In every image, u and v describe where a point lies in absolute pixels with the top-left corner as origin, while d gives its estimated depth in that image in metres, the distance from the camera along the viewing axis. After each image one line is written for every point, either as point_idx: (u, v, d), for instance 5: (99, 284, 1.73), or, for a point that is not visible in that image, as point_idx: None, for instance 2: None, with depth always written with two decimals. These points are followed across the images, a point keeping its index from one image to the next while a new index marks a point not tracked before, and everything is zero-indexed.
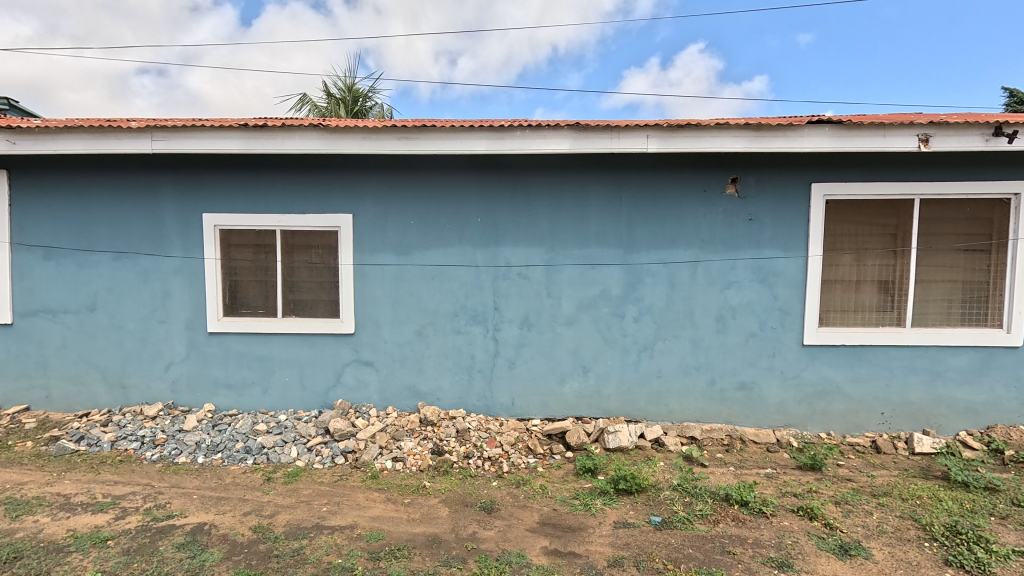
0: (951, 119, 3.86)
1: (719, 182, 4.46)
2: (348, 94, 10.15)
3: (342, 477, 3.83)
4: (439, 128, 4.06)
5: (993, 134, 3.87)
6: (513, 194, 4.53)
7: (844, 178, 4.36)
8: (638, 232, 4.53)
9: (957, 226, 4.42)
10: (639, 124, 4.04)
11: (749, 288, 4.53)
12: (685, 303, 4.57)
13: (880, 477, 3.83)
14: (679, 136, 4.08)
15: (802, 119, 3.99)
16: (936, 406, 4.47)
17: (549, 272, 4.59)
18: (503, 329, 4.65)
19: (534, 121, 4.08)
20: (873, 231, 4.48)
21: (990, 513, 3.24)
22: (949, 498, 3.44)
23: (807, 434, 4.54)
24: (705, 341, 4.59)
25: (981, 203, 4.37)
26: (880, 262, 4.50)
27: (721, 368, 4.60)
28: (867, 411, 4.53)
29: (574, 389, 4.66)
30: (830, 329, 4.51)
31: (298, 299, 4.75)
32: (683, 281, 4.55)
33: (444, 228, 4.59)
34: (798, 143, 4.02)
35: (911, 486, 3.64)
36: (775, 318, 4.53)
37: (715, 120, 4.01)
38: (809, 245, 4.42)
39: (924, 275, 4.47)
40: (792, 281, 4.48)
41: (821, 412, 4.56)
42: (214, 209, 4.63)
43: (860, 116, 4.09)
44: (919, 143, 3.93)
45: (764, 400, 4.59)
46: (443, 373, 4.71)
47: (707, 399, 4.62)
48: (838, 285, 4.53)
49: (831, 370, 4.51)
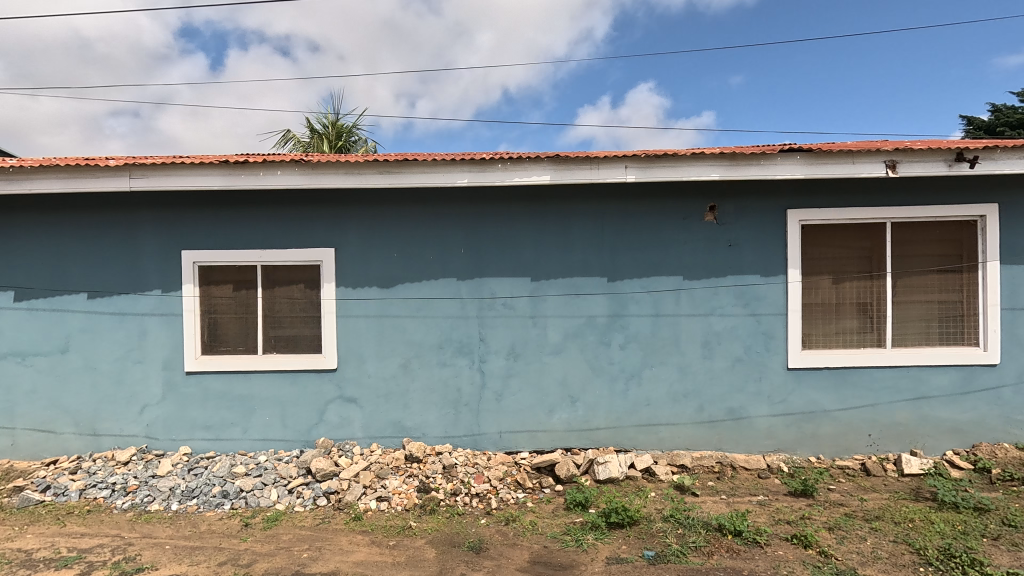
0: (915, 146, 4.03)
1: (697, 210, 4.55)
2: (332, 130, 10.28)
3: (324, 520, 3.69)
4: (421, 161, 4.11)
5: (955, 160, 4.04)
6: (496, 225, 4.56)
7: (817, 204, 4.49)
8: (621, 259, 4.56)
9: (930, 247, 4.54)
10: (617, 156, 4.13)
11: (733, 313, 4.57)
12: (671, 329, 4.58)
13: (872, 500, 3.81)
14: (658, 166, 4.16)
15: (774, 148, 4.12)
16: (921, 426, 4.50)
17: (533, 301, 4.59)
18: (490, 360, 4.60)
19: (515, 154, 4.14)
20: (848, 254, 4.57)
21: (982, 535, 3.22)
22: (941, 520, 3.42)
23: (797, 458, 4.52)
24: (691, 367, 4.59)
25: (949, 224, 4.52)
26: (858, 284, 4.58)
27: (709, 394, 4.59)
28: (855, 434, 4.53)
29: (563, 420, 4.60)
30: (813, 352, 4.54)
31: (280, 334, 4.64)
32: (667, 308, 4.58)
33: (429, 260, 4.58)
34: (772, 171, 4.13)
35: (903, 509, 3.61)
36: (760, 343, 4.56)
37: (691, 150, 4.12)
38: (788, 269, 4.50)
39: (900, 295, 4.56)
40: (774, 306, 4.54)
41: (810, 436, 4.55)
42: (194, 245, 4.58)
43: (829, 144, 4.24)
44: (887, 169, 4.08)
45: (753, 426, 4.57)
46: (429, 407, 4.62)
47: (696, 426, 4.59)
48: (819, 309, 4.58)
49: (817, 394, 4.53)
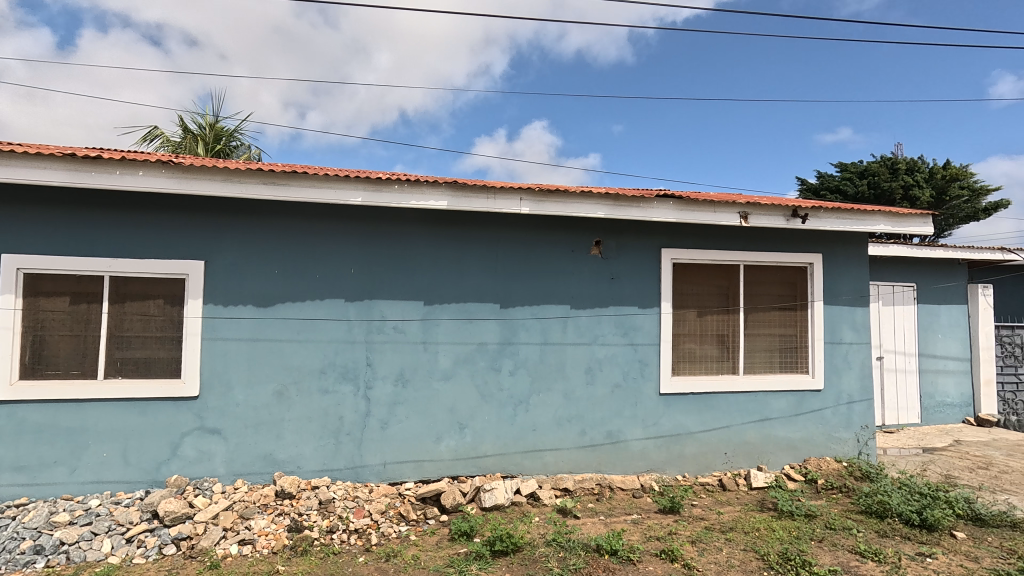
0: (761, 201, 4.71)
1: (585, 244, 4.85)
2: (209, 132, 9.40)
3: (171, 572, 3.22)
4: (312, 176, 3.91)
5: (791, 215, 4.80)
6: (389, 247, 4.45)
7: (686, 245, 5.02)
8: (513, 287, 4.69)
9: (772, 287, 5.28)
10: (513, 188, 4.28)
11: (613, 342, 4.88)
12: (557, 356, 4.77)
13: (726, 513, 4.23)
14: (550, 201, 4.39)
15: (651, 193, 4.56)
16: (766, 444, 5.13)
17: (424, 326, 4.51)
18: (376, 387, 4.41)
19: (412, 177, 4.11)
20: (710, 290, 5.15)
21: (811, 538, 3.73)
22: (780, 528, 3.90)
23: (666, 477, 4.90)
24: (575, 393, 4.80)
25: (787, 269, 5.31)
26: (718, 317, 5.17)
27: (590, 419, 4.82)
28: (714, 452, 5.03)
29: (450, 448, 4.53)
30: (681, 378, 5.00)
31: (127, 357, 4.03)
32: (555, 335, 4.77)
33: (314, 279, 4.32)
34: (649, 213, 4.56)
35: (751, 519, 4.06)
36: (636, 370, 4.92)
37: (580, 189, 4.41)
38: (661, 302, 4.95)
39: (750, 328, 5.22)
40: (649, 335, 4.94)
41: (677, 455, 4.96)
42: (19, 249, 3.86)
43: (695, 194, 4.80)
44: (741, 219, 4.71)
45: (629, 448, 4.87)
46: (306, 437, 4.28)
47: (579, 449, 4.78)
48: (687, 338, 5.08)
49: (683, 417, 4.97)
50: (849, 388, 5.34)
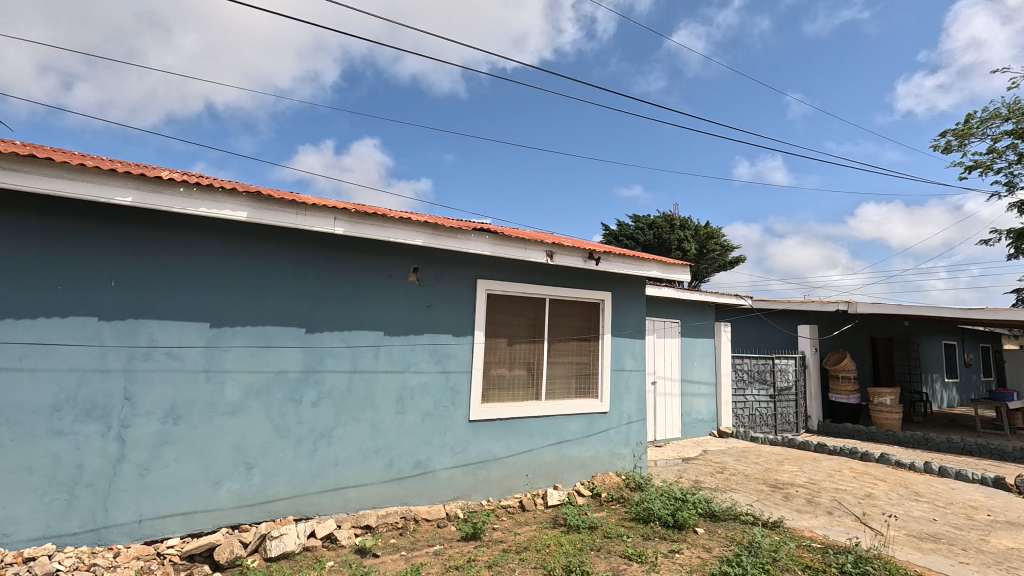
0: (564, 243, 5.28)
1: (402, 270, 4.80)
2: None
3: None
4: (61, 164, 3.17)
5: (587, 257, 5.48)
6: (168, 259, 3.82)
7: (499, 278, 5.33)
8: (321, 311, 4.39)
9: (572, 320, 5.90)
10: (326, 207, 4.06)
11: (426, 370, 4.88)
12: (366, 386, 4.56)
13: (523, 533, 4.48)
14: (366, 224, 4.27)
15: (469, 226, 4.76)
16: (562, 464, 5.61)
17: (208, 353, 3.94)
18: (135, 425, 3.67)
19: (204, 181, 3.61)
20: (520, 321, 5.53)
21: (591, 548, 4.15)
22: (567, 542, 4.26)
23: (471, 503, 5.00)
24: (383, 423, 4.63)
25: (584, 304, 5.99)
26: (526, 346, 5.55)
27: (398, 450, 4.69)
28: (517, 475, 5.31)
29: (232, 492, 3.95)
30: (490, 405, 5.21)
31: None
32: (365, 363, 4.58)
33: (53, 294, 3.50)
34: (466, 245, 4.74)
35: (544, 537, 4.36)
36: (447, 398, 4.97)
37: (398, 215, 4.38)
38: (474, 331, 5.14)
39: (552, 356, 5.72)
40: (461, 363, 5.06)
41: (482, 481, 5.11)
42: None
43: (509, 231, 5.15)
44: (547, 257, 5.20)
45: (437, 477, 4.86)
46: (22, 494, 3.34)
47: (384, 483, 4.60)
48: (497, 366, 5.34)
49: (490, 443, 5.16)
50: (628, 409, 6.18)
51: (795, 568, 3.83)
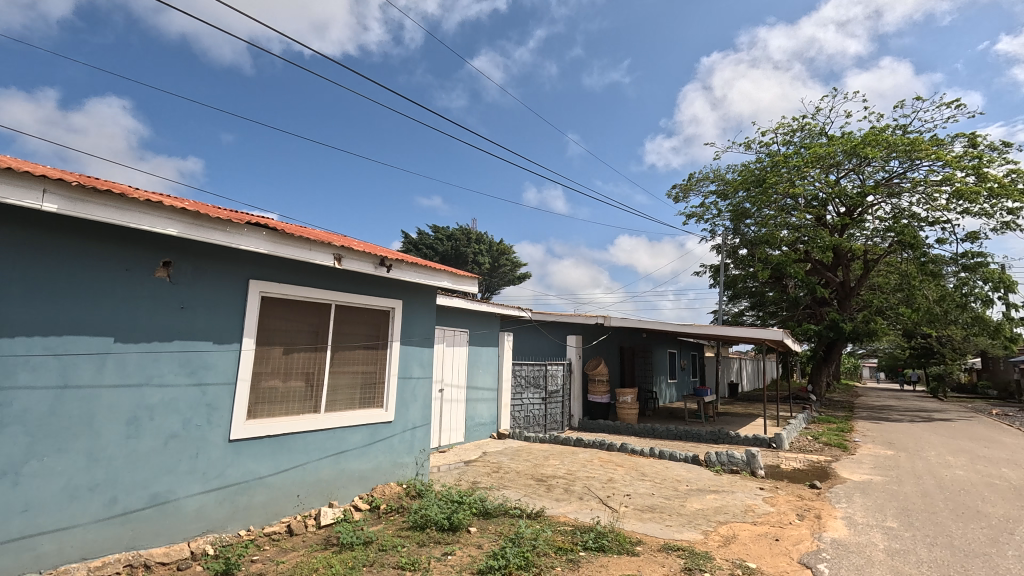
0: (354, 247, 5.07)
1: (146, 263, 3.98)
2: None
3: None
4: None
5: (379, 263, 5.40)
6: None
7: (277, 278, 4.83)
8: (11, 310, 3.37)
9: (359, 327, 5.68)
10: (30, 174, 3.12)
11: (172, 383, 4.10)
12: (81, 405, 3.63)
13: (288, 561, 4.09)
14: (94, 203, 3.42)
15: (241, 219, 4.21)
16: (338, 479, 5.33)
17: None
18: None
19: None
20: (300, 327, 5.09)
21: (364, 564, 4.01)
22: (338, 561, 4.03)
23: (226, 535, 4.36)
24: (105, 451, 3.72)
25: (373, 311, 5.83)
26: (305, 355, 5.12)
27: (126, 483, 3.81)
28: (285, 497, 4.85)
29: None
30: (256, 421, 4.64)
31: None
32: (80, 377, 3.64)
33: None
34: (236, 240, 4.18)
35: (312, 560, 4.05)
36: (201, 415, 4.26)
37: (144, 196, 3.63)
38: (242, 338, 4.54)
39: (336, 365, 5.40)
40: (222, 375, 4.41)
41: (242, 508, 4.51)
42: None
43: (291, 229, 4.73)
44: (334, 261, 4.92)
45: (181, 510, 4.11)
46: None
47: (102, 526, 3.69)
48: (269, 377, 4.81)
49: (254, 464, 4.59)
50: (413, 417, 6.20)
51: (550, 551, 4.31)
